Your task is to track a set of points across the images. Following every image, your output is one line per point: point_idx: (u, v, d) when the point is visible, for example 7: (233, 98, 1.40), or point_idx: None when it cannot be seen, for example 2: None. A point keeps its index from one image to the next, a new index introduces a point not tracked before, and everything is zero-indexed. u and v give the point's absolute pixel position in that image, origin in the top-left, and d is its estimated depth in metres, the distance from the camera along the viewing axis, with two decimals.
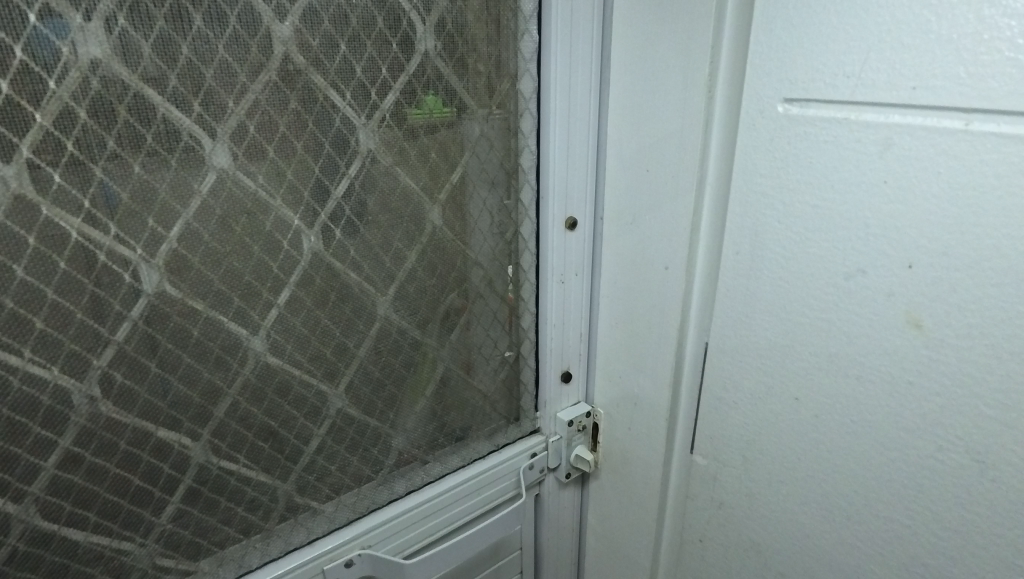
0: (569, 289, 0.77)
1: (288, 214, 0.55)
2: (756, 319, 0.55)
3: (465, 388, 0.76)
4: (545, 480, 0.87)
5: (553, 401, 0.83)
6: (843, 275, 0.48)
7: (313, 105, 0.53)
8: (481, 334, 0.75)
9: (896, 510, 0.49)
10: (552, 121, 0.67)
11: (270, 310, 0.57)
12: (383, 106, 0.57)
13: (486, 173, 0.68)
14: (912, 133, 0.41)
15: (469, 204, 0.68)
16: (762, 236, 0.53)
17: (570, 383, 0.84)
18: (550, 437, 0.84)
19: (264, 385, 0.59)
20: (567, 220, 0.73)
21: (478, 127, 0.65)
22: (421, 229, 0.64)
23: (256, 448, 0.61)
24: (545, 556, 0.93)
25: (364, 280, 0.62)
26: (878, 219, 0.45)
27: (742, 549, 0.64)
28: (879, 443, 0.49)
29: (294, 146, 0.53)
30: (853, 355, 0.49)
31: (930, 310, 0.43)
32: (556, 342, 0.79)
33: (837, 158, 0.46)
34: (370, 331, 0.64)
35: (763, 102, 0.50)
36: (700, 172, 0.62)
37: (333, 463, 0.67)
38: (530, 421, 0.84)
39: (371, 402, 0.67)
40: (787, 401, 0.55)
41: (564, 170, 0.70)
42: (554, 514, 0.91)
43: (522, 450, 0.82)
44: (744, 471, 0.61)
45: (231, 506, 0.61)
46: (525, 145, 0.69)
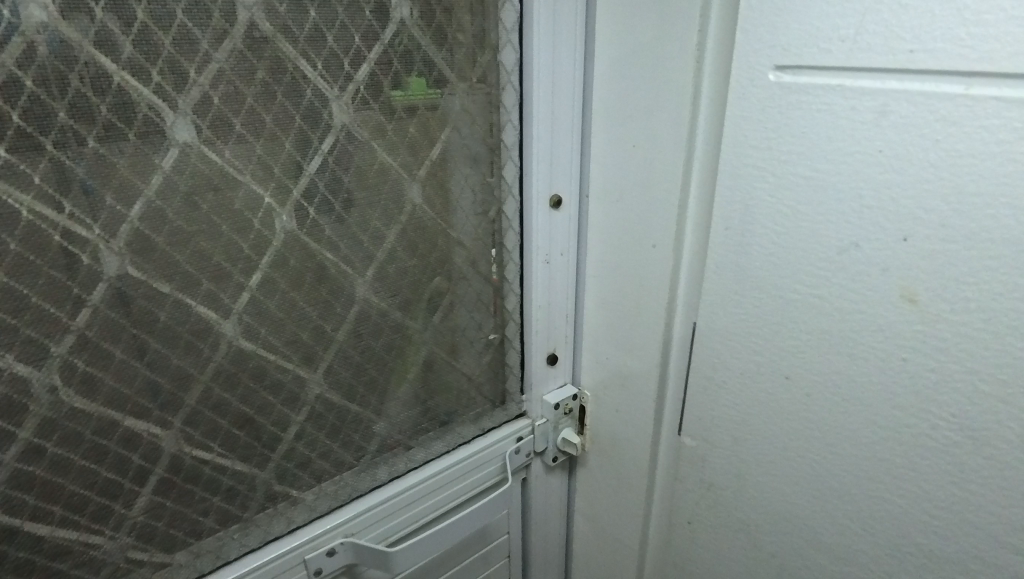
0: (555, 270, 0.75)
1: (259, 192, 0.52)
2: (747, 297, 0.54)
3: (449, 371, 0.74)
4: (532, 463, 0.86)
5: (540, 385, 0.82)
6: (835, 250, 0.46)
7: (282, 76, 0.50)
8: (465, 316, 0.73)
9: (889, 489, 0.48)
10: (536, 95, 0.64)
11: (242, 292, 0.54)
12: (358, 78, 0.54)
13: (467, 149, 0.65)
14: (909, 100, 0.40)
15: (450, 181, 0.65)
16: (752, 210, 0.51)
17: (556, 366, 0.82)
18: (538, 421, 0.83)
19: (238, 371, 0.57)
20: (553, 198, 0.71)
21: (459, 100, 0.63)
22: (401, 207, 0.62)
23: (231, 436, 0.59)
24: (533, 539, 0.92)
25: (341, 261, 0.59)
26: (873, 191, 0.43)
27: (732, 531, 0.63)
28: (871, 422, 0.48)
29: (264, 119, 0.51)
30: (845, 332, 0.47)
31: (926, 284, 0.42)
32: (542, 325, 0.77)
33: (830, 128, 0.44)
34: (349, 315, 0.62)
35: (754, 70, 0.47)
36: (687, 147, 0.61)
37: (313, 450, 0.65)
38: (516, 404, 0.83)
39: (351, 387, 0.65)
40: (777, 380, 0.54)
41: (549, 146, 0.68)
42: (542, 497, 0.90)
43: (509, 434, 0.81)
44: (733, 452, 0.60)
45: (206, 496, 0.59)
46: (508, 120, 0.66)
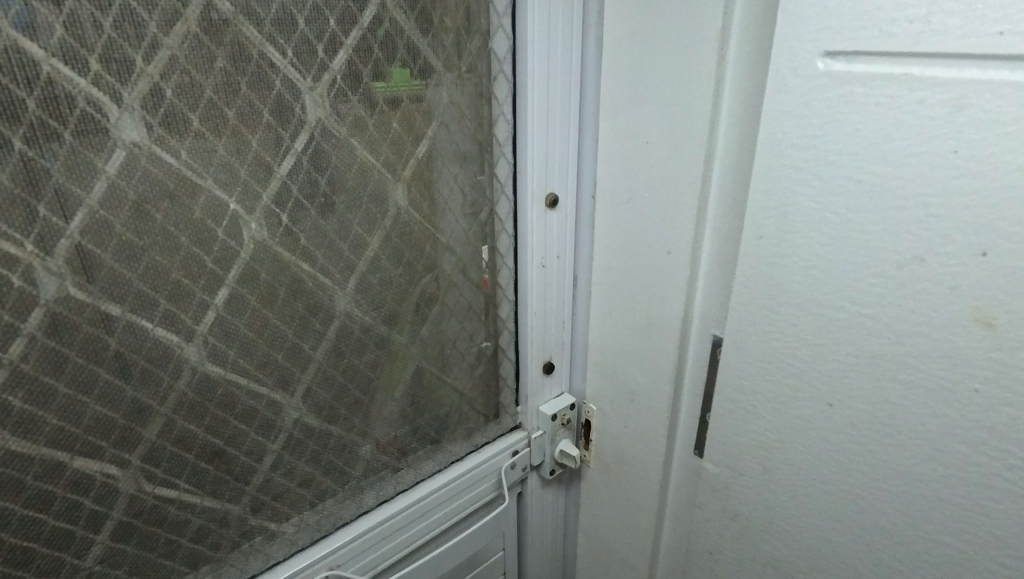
0: (551, 274, 0.68)
1: (223, 197, 0.45)
2: (782, 313, 0.48)
3: (439, 386, 0.68)
4: (527, 478, 0.80)
5: (536, 396, 0.75)
6: (894, 265, 0.40)
7: (246, 65, 0.43)
8: (455, 326, 0.67)
9: (947, 531, 0.43)
10: (529, 85, 0.57)
11: (207, 312, 0.47)
12: (334, 67, 0.47)
13: (456, 145, 0.58)
14: (994, 91, 0.34)
15: (438, 182, 0.58)
16: (790, 217, 0.45)
17: (553, 376, 0.76)
18: (533, 433, 0.77)
19: (204, 399, 0.50)
20: (548, 198, 0.64)
21: (446, 92, 0.56)
22: (384, 211, 0.55)
23: (199, 471, 0.52)
24: (531, 555, 0.85)
25: (318, 273, 0.52)
26: (943, 198, 0.37)
27: (757, 564, 0.58)
28: (930, 458, 0.42)
29: (225, 114, 0.44)
30: (903, 357, 0.42)
31: (1005, 306, 0.36)
32: (538, 334, 0.71)
33: (891, 124, 0.38)
34: (328, 332, 0.55)
35: (795, 58, 0.41)
36: (709, 143, 0.55)
37: (292, 480, 0.58)
38: (510, 417, 0.77)
39: (333, 409, 0.58)
40: (817, 405, 0.48)
41: (545, 142, 0.61)
42: (538, 513, 0.84)
43: (503, 448, 0.75)
44: (761, 480, 0.54)
45: (173, 538, 0.52)
46: (501, 113, 0.59)
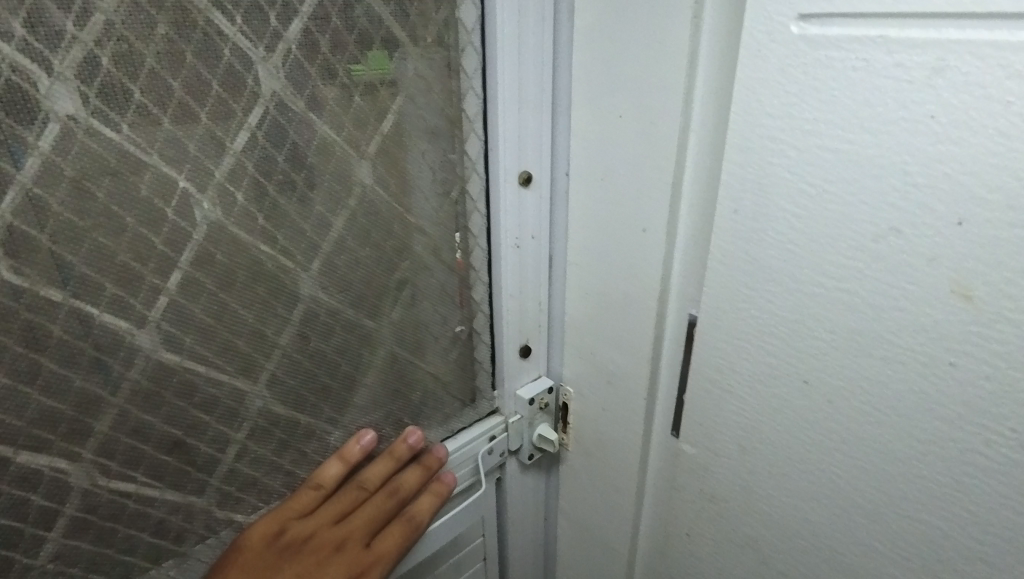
0: (527, 254, 0.66)
1: (171, 174, 0.43)
2: (760, 290, 0.47)
3: (414, 371, 0.65)
4: (506, 463, 0.79)
5: (513, 379, 0.73)
6: (871, 237, 0.39)
7: (191, 32, 0.41)
8: (429, 310, 0.64)
9: (924, 508, 0.42)
10: (500, 57, 0.55)
11: (159, 296, 0.45)
12: (288, 37, 0.45)
13: (424, 121, 0.56)
14: (973, 52, 0.32)
15: (405, 160, 0.55)
16: (767, 190, 0.44)
17: (529, 359, 0.74)
18: (510, 418, 0.75)
19: (160, 387, 0.47)
20: (522, 175, 0.62)
21: (412, 66, 0.53)
22: (350, 188, 0.52)
23: (158, 463, 0.50)
24: (510, 540, 0.85)
25: (279, 254, 0.50)
26: (919, 164, 0.36)
27: (737, 546, 0.57)
28: (906, 435, 0.42)
29: (170, 86, 0.41)
30: (879, 331, 0.41)
31: (983, 276, 0.35)
32: (514, 317, 0.69)
33: (868, 89, 0.37)
34: (293, 316, 0.53)
35: (771, 22, 0.39)
36: (685, 117, 0.54)
37: (259, 469, 0.56)
38: (488, 402, 0.75)
39: (300, 396, 0.56)
40: (794, 383, 0.47)
41: (517, 116, 0.58)
42: (518, 498, 0.83)
43: (481, 434, 0.73)
44: (739, 461, 0.53)
45: (133, 532, 0.51)
46: (469, 87, 0.57)
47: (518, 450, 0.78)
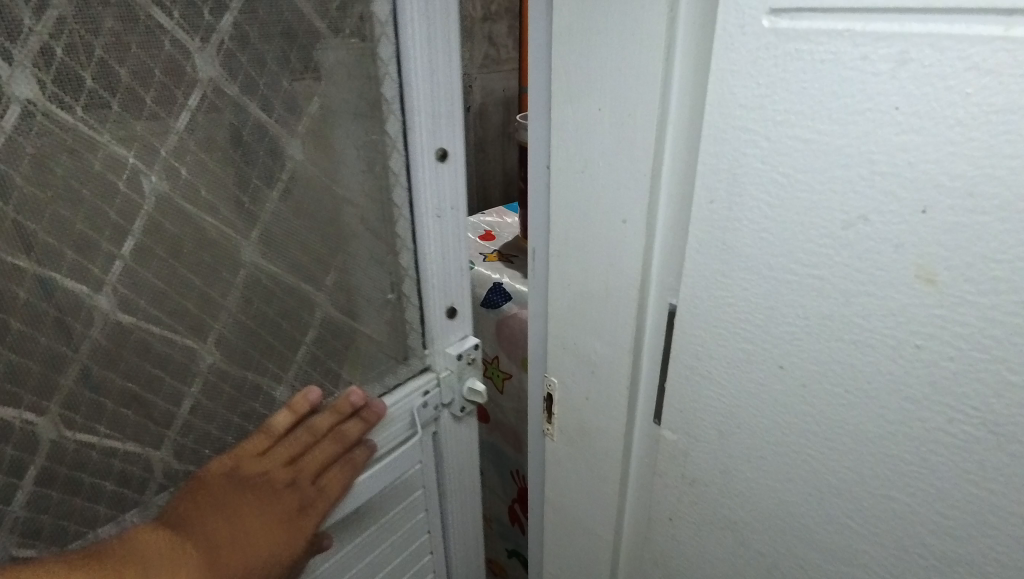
0: (447, 224, 0.72)
1: (120, 152, 0.47)
2: (737, 278, 0.48)
3: (349, 331, 0.70)
4: (440, 415, 0.84)
5: (441, 337, 0.79)
6: (840, 224, 0.41)
7: (135, 26, 0.45)
8: (359, 275, 0.69)
9: (894, 486, 0.44)
10: (410, 43, 0.60)
11: (113, 262, 0.50)
12: (221, 29, 0.49)
13: (346, 104, 0.60)
14: (934, 45, 0.34)
15: (332, 136, 0.61)
16: (742, 179, 0.45)
17: (455, 319, 0.80)
18: (441, 373, 0.81)
19: (118, 346, 0.53)
20: (438, 151, 0.67)
21: (333, 54, 0.57)
22: (278, 164, 0.57)
23: (119, 417, 0.55)
24: (449, 495, 0.92)
25: (221, 223, 0.55)
26: (885, 153, 0.37)
27: (717, 528, 0.59)
28: (876, 415, 0.43)
29: (119, 73, 0.45)
30: (850, 316, 0.42)
31: (946, 262, 0.37)
32: (438, 281, 0.74)
33: (836, 80, 0.38)
34: (237, 281, 0.58)
35: (743, 16, 0.41)
36: (662, 109, 0.55)
37: (213, 423, 0.62)
38: (419, 359, 0.79)
39: (245, 351, 0.62)
40: (770, 368, 0.48)
41: (431, 97, 0.64)
42: (455, 449, 0.89)
43: (415, 392, 0.78)
44: (717, 445, 0.55)
45: (98, 482, 0.56)
46: (386, 73, 0.61)
47: (450, 402, 0.84)
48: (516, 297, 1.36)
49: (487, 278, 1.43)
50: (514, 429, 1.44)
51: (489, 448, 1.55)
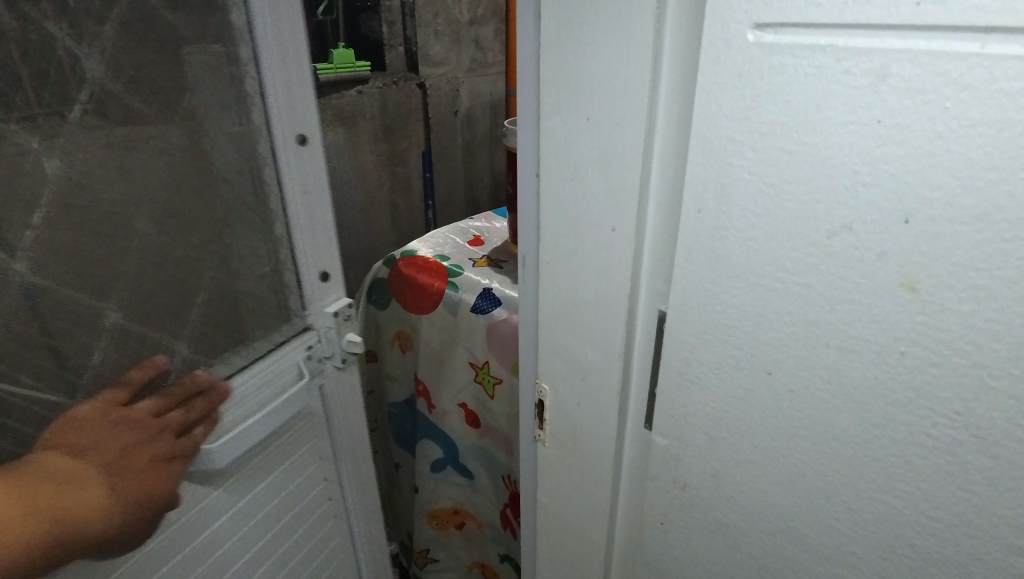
0: (313, 200, 0.83)
1: (23, 139, 0.57)
2: (724, 285, 0.49)
3: (238, 295, 0.81)
4: (323, 369, 0.94)
5: (320, 299, 0.90)
6: (825, 233, 0.41)
7: (30, 33, 0.56)
8: (240, 242, 0.79)
9: (881, 489, 0.45)
10: (264, 40, 0.72)
11: (23, 232, 0.58)
12: (101, 28, 0.61)
13: (219, 97, 0.72)
14: (913, 60, 0.34)
15: (205, 134, 0.72)
16: (729, 189, 0.46)
17: (330, 283, 0.91)
18: (322, 330, 0.91)
19: (31, 305, 0.60)
20: (296, 136, 0.79)
21: (198, 57, 0.69)
22: (165, 146, 0.68)
23: (37, 365, 0.62)
24: (338, 438, 1.03)
25: (117, 199, 0.65)
26: (868, 165, 0.38)
27: (709, 531, 0.59)
28: (862, 420, 0.44)
29: (16, 72, 0.55)
30: (836, 323, 0.43)
31: (928, 270, 0.38)
32: (310, 248, 0.85)
33: (819, 93, 0.39)
34: (135, 247, 0.67)
35: (728, 30, 0.41)
36: (649, 118, 0.56)
37: (120, 376, 0.69)
38: (301, 318, 0.89)
39: (146, 313, 0.70)
40: (758, 374, 0.49)
41: (287, 91, 0.76)
42: (339, 398, 1.00)
43: (300, 345, 0.88)
44: (708, 450, 0.56)
45: (18, 429, 0.61)
46: (246, 72, 0.73)
47: (331, 356, 0.95)
48: (506, 302, 1.37)
49: (476, 283, 1.44)
50: (506, 433, 1.44)
51: (480, 453, 1.56)
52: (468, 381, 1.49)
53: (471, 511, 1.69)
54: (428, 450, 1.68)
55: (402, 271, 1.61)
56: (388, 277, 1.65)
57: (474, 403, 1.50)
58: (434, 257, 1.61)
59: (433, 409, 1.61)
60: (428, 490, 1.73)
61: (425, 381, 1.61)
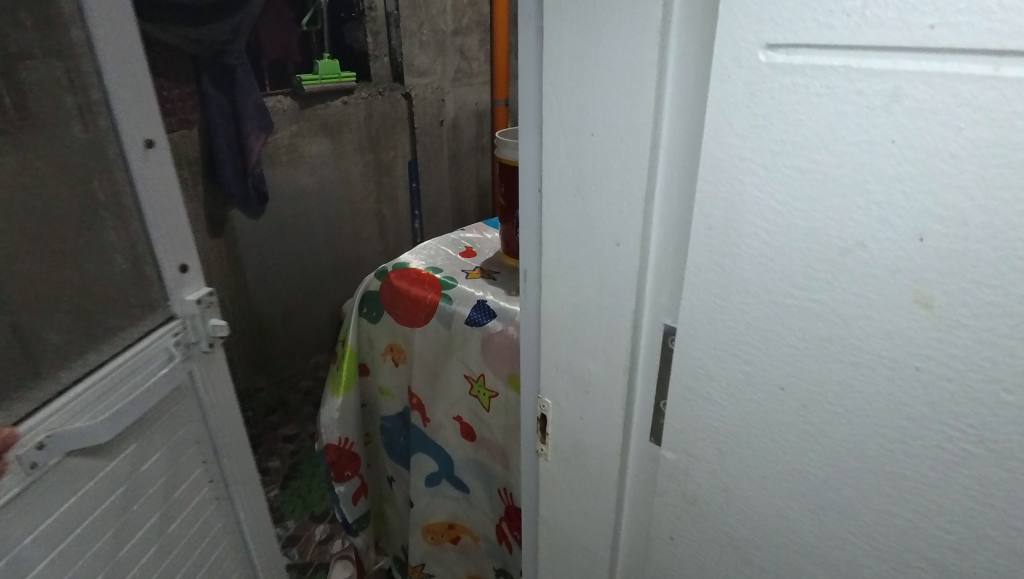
0: (159, 198, 1.02)
1: None
2: (734, 301, 0.49)
3: (93, 278, 0.99)
4: (192, 353, 1.13)
5: (178, 290, 1.08)
6: (839, 251, 0.42)
7: None
8: (100, 237, 0.99)
9: (896, 503, 0.45)
10: (105, 64, 0.91)
11: None
12: None
13: (57, 114, 0.92)
14: (927, 82, 0.35)
15: (49, 142, 0.92)
16: (739, 207, 0.46)
17: (189, 275, 1.10)
18: (186, 317, 1.10)
19: None
20: (144, 142, 0.98)
21: (34, 76, 0.89)
22: (27, 153, 0.89)
23: None
24: (215, 423, 1.22)
25: None
26: (881, 184, 0.39)
27: (718, 545, 0.59)
28: (877, 435, 0.44)
29: None
30: (850, 339, 0.43)
31: (942, 287, 0.38)
32: (164, 241, 1.04)
33: (832, 113, 0.39)
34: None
35: (739, 50, 0.42)
36: (654, 134, 0.57)
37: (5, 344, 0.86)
38: (164, 309, 1.08)
39: (21, 294, 0.89)
40: (770, 390, 0.49)
41: (129, 107, 0.95)
42: (213, 381, 1.19)
43: (166, 331, 1.06)
44: (719, 465, 0.56)
45: None
46: (89, 84, 0.92)
47: (199, 342, 1.13)
48: (501, 314, 1.36)
49: (470, 296, 1.43)
50: (501, 446, 1.43)
51: (475, 467, 1.54)
52: (463, 394, 1.48)
53: (467, 525, 1.68)
54: (422, 464, 1.67)
55: (395, 283, 1.60)
56: (381, 290, 1.65)
57: (468, 416, 1.49)
58: (427, 269, 1.60)
59: (426, 422, 1.60)
60: (423, 504, 1.71)
61: (419, 395, 1.60)
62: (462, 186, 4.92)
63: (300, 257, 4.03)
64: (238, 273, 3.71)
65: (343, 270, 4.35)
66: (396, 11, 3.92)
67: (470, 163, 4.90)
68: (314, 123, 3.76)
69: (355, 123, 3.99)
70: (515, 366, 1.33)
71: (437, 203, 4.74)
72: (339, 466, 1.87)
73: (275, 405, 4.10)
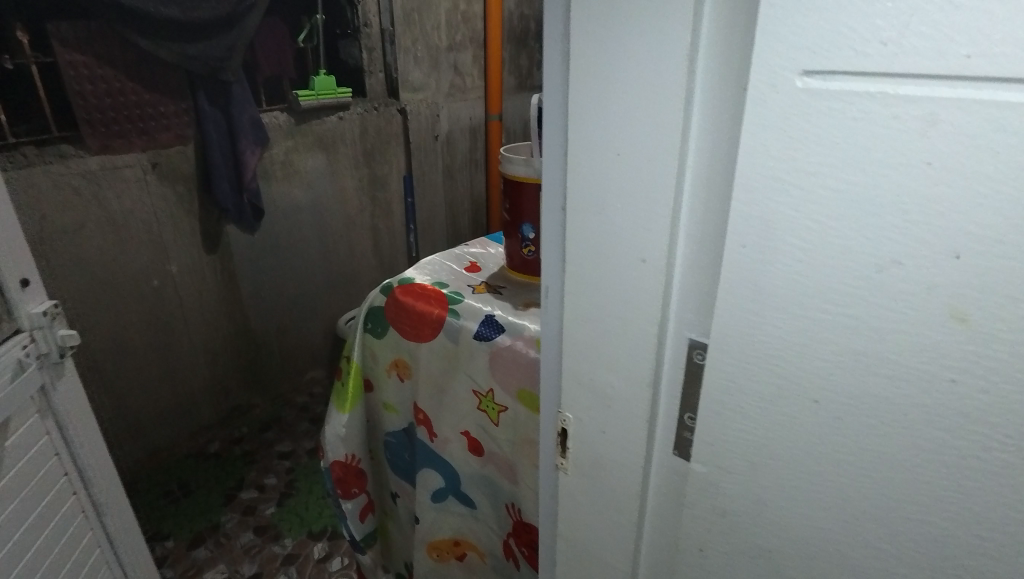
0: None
1: None
2: (767, 316, 0.50)
3: None
4: (43, 361, 1.32)
5: (24, 303, 1.26)
6: (874, 268, 0.43)
7: None
8: None
9: (931, 511, 0.47)
10: None
11: None
12: None
13: None
14: (963, 107, 0.37)
15: None
16: (773, 225, 0.48)
17: (30, 289, 1.28)
18: (33, 328, 1.29)
19: None
20: None
21: None
22: None
23: None
24: (73, 437, 1.43)
25: None
26: (917, 204, 0.40)
27: (746, 555, 0.61)
28: (911, 445, 0.46)
29: None
30: (884, 353, 0.45)
31: (978, 303, 0.40)
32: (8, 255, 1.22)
33: (868, 136, 0.41)
34: None
35: (775, 76, 0.44)
36: (680, 154, 0.58)
37: None
38: (12, 321, 1.25)
39: None
40: (803, 403, 0.51)
41: None
42: (63, 393, 1.39)
43: (16, 344, 1.24)
44: (750, 476, 0.57)
45: None
46: None
47: (49, 352, 1.33)
48: (509, 329, 1.37)
49: (477, 310, 1.44)
50: (509, 461, 1.43)
51: (482, 482, 1.54)
52: (470, 409, 1.48)
53: (473, 542, 1.67)
54: (428, 480, 1.67)
55: (400, 298, 1.61)
56: (386, 305, 1.65)
57: (475, 431, 1.49)
58: (432, 284, 1.61)
59: (433, 438, 1.60)
60: (428, 520, 1.71)
61: (425, 410, 1.60)
62: (456, 203, 4.82)
63: (295, 272, 4.03)
64: (233, 285, 3.74)
65: (337, 284, 4.33)
66: (391, 28, 3.95)
67: (463, 181, 4.79)
68: (309, 138, 3.80)
69: (350, 138, 4.01)
70: (524, 381, 1.33)
71: (431, 218, 4.70)
72: (346, 483, 1.88)
73: (270, 421, 4.07)
